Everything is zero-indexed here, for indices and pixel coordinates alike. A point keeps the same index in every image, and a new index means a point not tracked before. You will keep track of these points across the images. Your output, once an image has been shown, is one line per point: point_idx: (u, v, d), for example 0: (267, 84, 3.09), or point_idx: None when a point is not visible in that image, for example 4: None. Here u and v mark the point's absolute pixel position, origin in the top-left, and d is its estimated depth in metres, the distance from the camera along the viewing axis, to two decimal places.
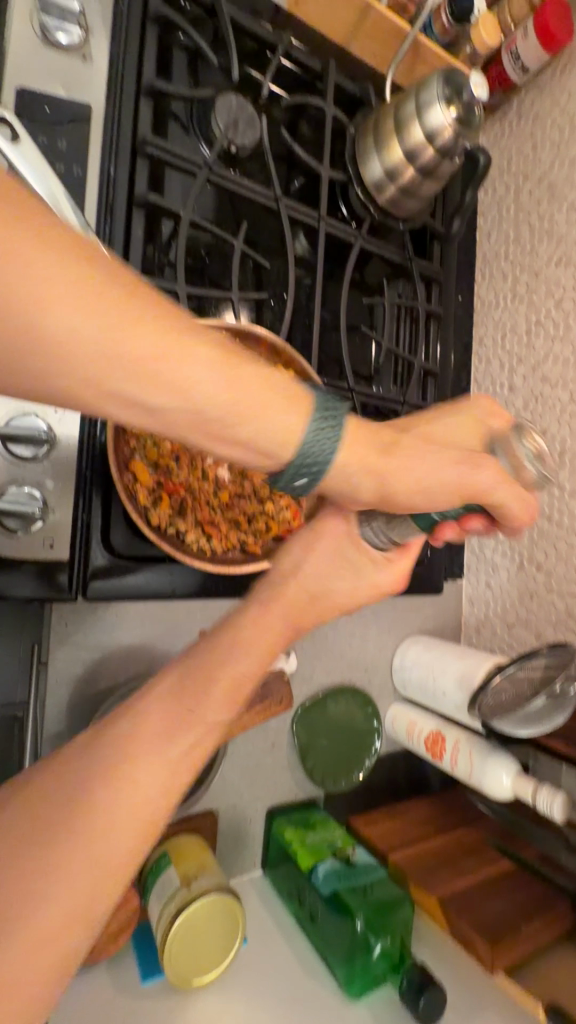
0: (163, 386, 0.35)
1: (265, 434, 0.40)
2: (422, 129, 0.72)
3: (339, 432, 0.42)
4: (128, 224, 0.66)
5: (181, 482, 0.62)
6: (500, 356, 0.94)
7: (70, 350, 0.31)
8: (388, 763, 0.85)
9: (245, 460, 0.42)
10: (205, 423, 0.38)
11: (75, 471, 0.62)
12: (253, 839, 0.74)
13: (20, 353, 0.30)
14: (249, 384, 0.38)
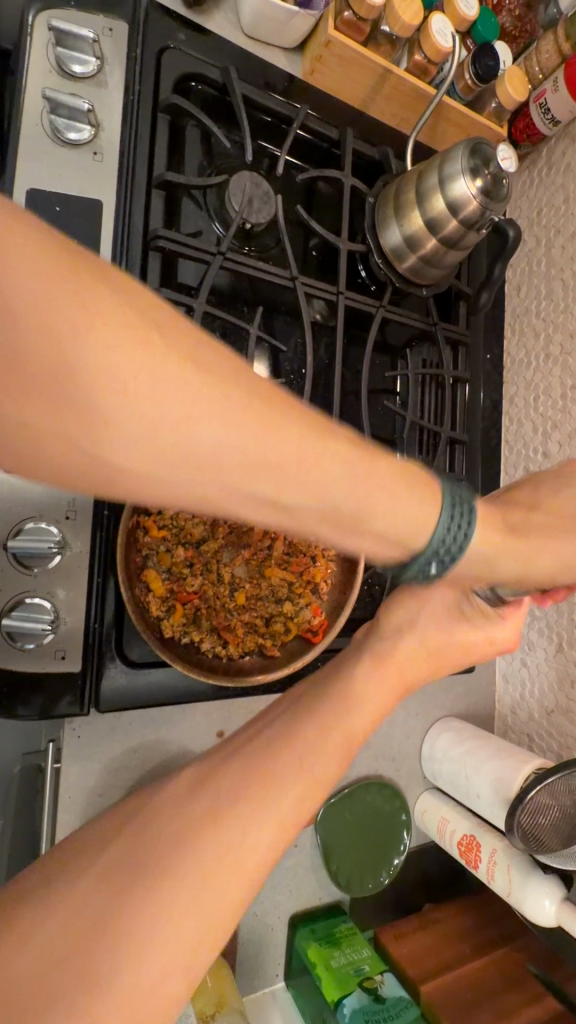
0: (298, 491, 0.36)
1: (403, 522, 0.43)
2: (445, 201, 0.68)
3: (470, 521, 0.47)
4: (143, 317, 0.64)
5: (195, 590, 0.59)
6: (533, 419, 0.89)
7: (206, 451, 0.31)
8: (419, 861, 0.80)
9: (385, 551, 0.46)
10: (343, 520, 0.40)
11: (88, 577, 0.60)
12: (275, 949, 0.70)
13: (140, 453, 0.30)
14: (400, 492, 0.42)
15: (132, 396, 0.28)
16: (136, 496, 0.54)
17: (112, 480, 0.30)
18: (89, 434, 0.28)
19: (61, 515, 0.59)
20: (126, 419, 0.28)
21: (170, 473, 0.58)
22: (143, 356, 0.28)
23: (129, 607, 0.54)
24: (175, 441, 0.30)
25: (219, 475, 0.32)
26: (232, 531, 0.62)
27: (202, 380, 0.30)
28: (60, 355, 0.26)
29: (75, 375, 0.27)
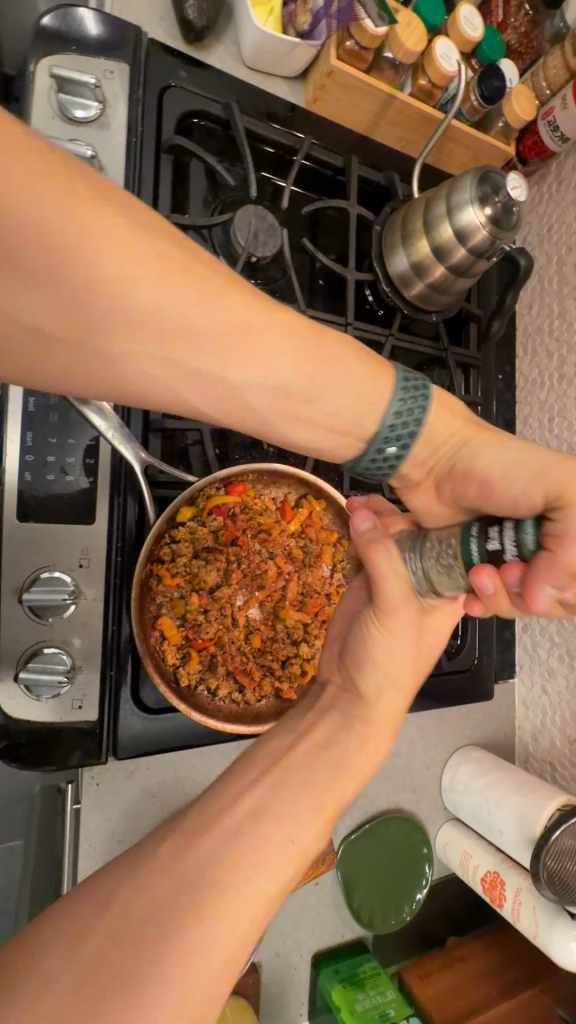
0: (247, 365, 0.42)
1: (356, 413, 0.49)
2: (453, 230, 0.67)
3: (423, 399, 0.50)
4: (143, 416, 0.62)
5: (210, 637, 0.59)
6: (548, 441, 0.87)
7: (195, 341, 0.39)
8: (441, 894, 0.79)
9: (343, 444, 0.51)
10: (290, 395, 0.46)
11: (102, 625, 0.60)
12: (298, 989, 0.70)
13: (122, 325, 0.36)
14: (351, 369, 0.47)
15: (150, 303, 0.36)
16: (149, 546, 0.54)
17: (107, 352, 0.37)
18: (114, 328, 0.36)
19: (75, 563, 0.59)
20: (141, 307, 0.36)
21: (183, 517, 0.58)
22: (125, 248, 0.34)
23: (145, 659, 0.54)
24: (155, 311, 0.36)
25: (213, 344, 0.40)
26: (245, 573, 0.61)
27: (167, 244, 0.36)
28: (83, 250, 0.32)
29: (81, 257, 0.33)
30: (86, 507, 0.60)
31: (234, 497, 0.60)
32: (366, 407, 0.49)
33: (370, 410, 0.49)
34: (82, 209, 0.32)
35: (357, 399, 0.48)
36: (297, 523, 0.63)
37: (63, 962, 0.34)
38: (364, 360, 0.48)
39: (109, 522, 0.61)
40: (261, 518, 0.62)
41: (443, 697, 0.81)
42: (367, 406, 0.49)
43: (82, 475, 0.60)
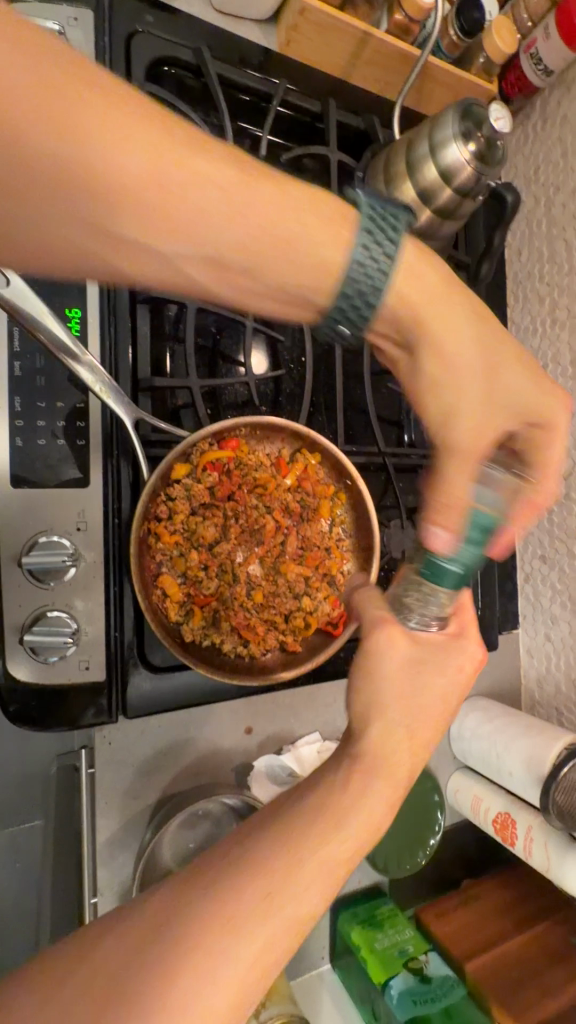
0: (251, 240, 0.36)
1: (319, 262, 0.39)
2: (437, 169, 0.65)
3: (390, 249, 0.40)
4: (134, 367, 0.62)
5: (212, 591, 0.59)
6: (542, 388, 0.86)
7: (188, 219, 0.34)
8: (454, 838, 0.81)
9: (308, 296, 0.41)
10: (258, 256, 0.37)
11: (103, 589, 0.60)
12: (318, 933, 0.71)
13: (119, 221, 0.33)
14: (305, 216, 0.38)
15: (145, 174, 0.32)
16: (144, 502, 0.53)
17: (115, 245, 0.34)
18: (106, 210, 0.32)
19: (73, 527, 0.59)
20: (134, 186, 0.32)
21: (177, 474, 0.57)
22: (121, 120, 0.31)
23: (148, 614, 0.54)
24: (149, 184, 0.32)
25: (209, 223, 0.35)
26: (244, 528, 0.61)
27: (178, 130, 0.33)
28: (69, 129, 0.29)
29: (107, 160, 0.31)
30: (80, 469, 0.60)
31: (228, 451, 0.59)
32: (320, 260, 0.39)
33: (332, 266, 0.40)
34: (77, 94, 0.29)
35: (314, 240, 0.38)
36: (292, 477, 0.63)
37: (82, 981, 0.33)
38: (316, 206, 0.39)
39: (105, 485, 0.61)
40: (256, 473, 0.61)
41: None
42: (322, 275, 0.40)
43: (74, 438, 0.59)
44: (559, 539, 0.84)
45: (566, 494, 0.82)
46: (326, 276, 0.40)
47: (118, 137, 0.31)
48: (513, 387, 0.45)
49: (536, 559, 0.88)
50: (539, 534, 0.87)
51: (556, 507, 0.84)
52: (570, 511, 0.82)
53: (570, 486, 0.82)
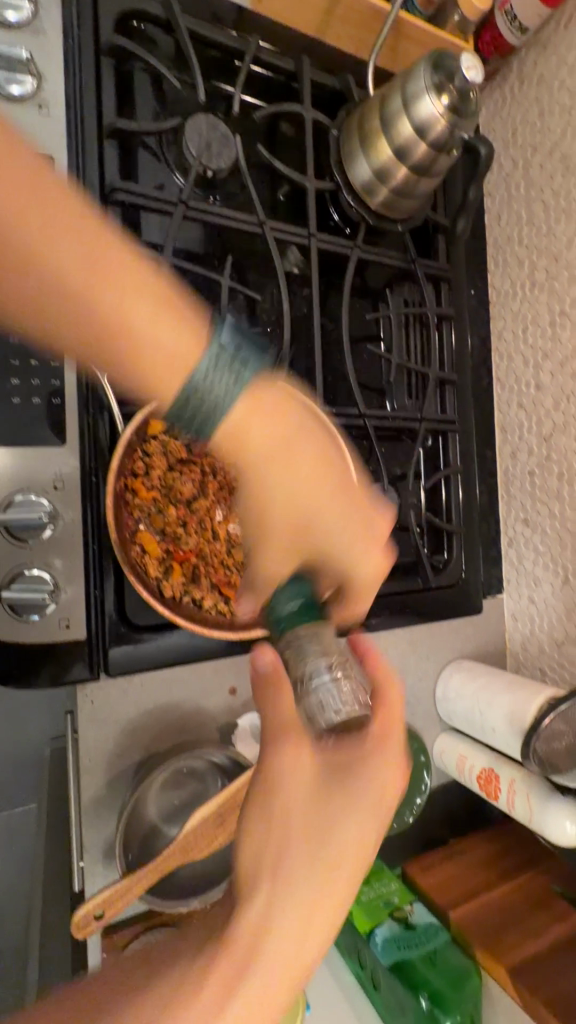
0: (145, 352, 0.41)
1: (180, 379, 0.43)
2: (411, 123, 0.65)
3: (231, 369, 0.44)
4: None
5: (191, 548, 0.59)
6: (523, 351, 0.86)
7: (95, 324, 0.39)
8: (440, 798, 0.82)
9: (158, 387, 0.43)
10: (149, 358, 0.41)
11: (82, 547, 0.60)
12: None
13: (34, 301, 0.38)
14: (179, 341, 0.42)
15: (73, 281, 0.37)
16: (119, 455, 0.53)
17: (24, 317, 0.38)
18: (27, 293, 0.37)
19: (49, 486, 0.59)
20: (60, 283, 0.37)
21: (154, 429, 0.57)
22: (65, 216, 0.37)
23: (125, 567, 0.54)
24: (70, 288, 0.37)
25: (120, 330, 0.39)
26: (222, 485, 0.61)
27: (123, 260, 0.39)
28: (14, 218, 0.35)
29: (44, 258, 0.36)
30: (56, 428, 0.59)
31: None
32: (173, 372, 0.43)
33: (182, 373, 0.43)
34: (37, 204, 0.36)
35: (167, 351, 0.42)
36: None
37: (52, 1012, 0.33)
38: (186, 335, 0.43)
39: (82, 445, 0.61)
40: None
41: (431, 612, 0.82)
42: (170, 374, 0.43)
43: (49, 396, 0.59)
44: (541, 502, 0.84)
45: (547, 457, 0.83)
46: (175, 371, 0.43)
47: (55, 234, 0.36)
48: (319, 513, 0.51)
49: (518, 524, 0.88)
50: (521, 499, 0.87)
51: (537, 471, 0.84)
52: (551, 474, 0.82)
53: (550, 448, 0.82)
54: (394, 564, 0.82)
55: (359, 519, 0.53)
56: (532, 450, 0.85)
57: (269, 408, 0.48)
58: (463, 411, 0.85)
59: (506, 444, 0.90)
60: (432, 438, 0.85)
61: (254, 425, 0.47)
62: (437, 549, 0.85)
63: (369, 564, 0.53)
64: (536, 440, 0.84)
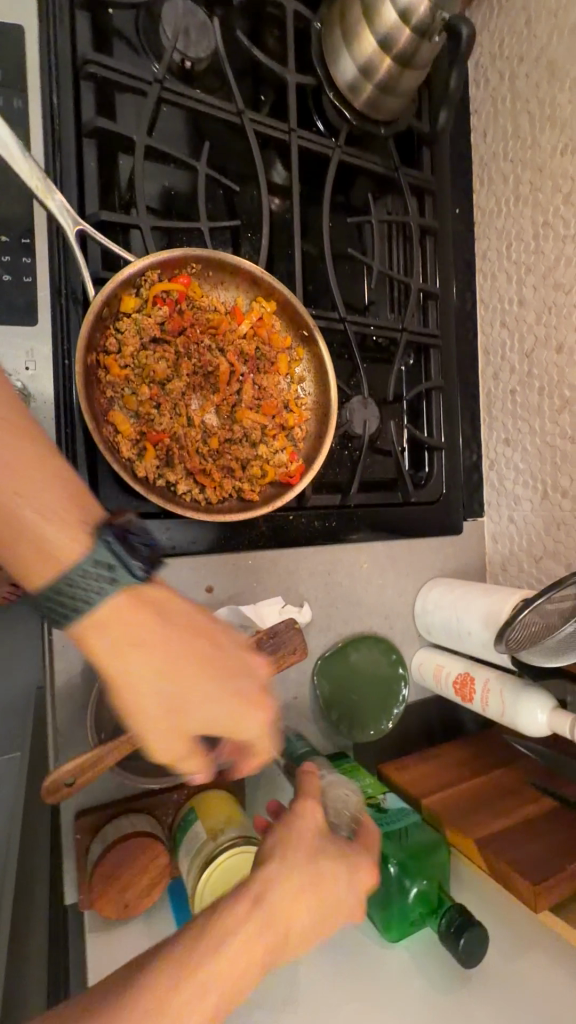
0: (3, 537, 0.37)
1: (50, 556, 0.39)
2: (395, 9, 0.64)
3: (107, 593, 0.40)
4: (81, 204, 0.60)
5: (165, 429, 0.58)
6: (506, 269, 0.86)
7: None
8: (418, 710, 0.82)
9: (23, 563, 0.39)
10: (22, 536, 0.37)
11: (54, 429, 0.59)
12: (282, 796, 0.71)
13: None
14: (49, 483, 0.38)
15: None
16: (89, 323, 0.52)
17: None
18: None
19: (21, 365, 0.58)
20: None
21: (127, 306, 0.56)
22: None
23: (96, 440, 0.53)
24: None
25: None
26: (197, 371, 0.60)
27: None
28: None
29: None
30: (28, 306, 0.58)
31: (178, 287, 0.58)
32: (50, 537, 0.38)
33: (64, 531, 0.39)
34: None
35: (43, 507, 0.38)
36: (247, 324, 0.63)
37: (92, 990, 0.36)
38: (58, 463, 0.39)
39: (55, 326, 0.60)
40: (209, 316, 0.61)
41: (411, 527, 0.83)
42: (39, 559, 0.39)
43: (21, 272, 0.58)
44: (522, 420, 0.84)
45: (528, 374, 0.83)
46: (40, 562, 0.39)
47: None
48: (202, 707, 0.44)
49: (500, 445, 0.89)
50: (503, 419, 0.88)
51: (519, 389, 0.85)
52: (532, 390, 0.82)
53: (532, 363, 0.82)
54: (374, 478, 0.82)
55: (239, 690, 0.45)
56: (514, 369, 0.85)
57: (168, 616, 0.43)
58: (446, 329, 0.84)
59: (489, 366, 0.90)
60: (414, 355, 0.85)
61: (142, 657, 0.41)
62: (418, 466, 0.85)
63: (253, 723, 0.46)
64: (518, 357, 0.84)
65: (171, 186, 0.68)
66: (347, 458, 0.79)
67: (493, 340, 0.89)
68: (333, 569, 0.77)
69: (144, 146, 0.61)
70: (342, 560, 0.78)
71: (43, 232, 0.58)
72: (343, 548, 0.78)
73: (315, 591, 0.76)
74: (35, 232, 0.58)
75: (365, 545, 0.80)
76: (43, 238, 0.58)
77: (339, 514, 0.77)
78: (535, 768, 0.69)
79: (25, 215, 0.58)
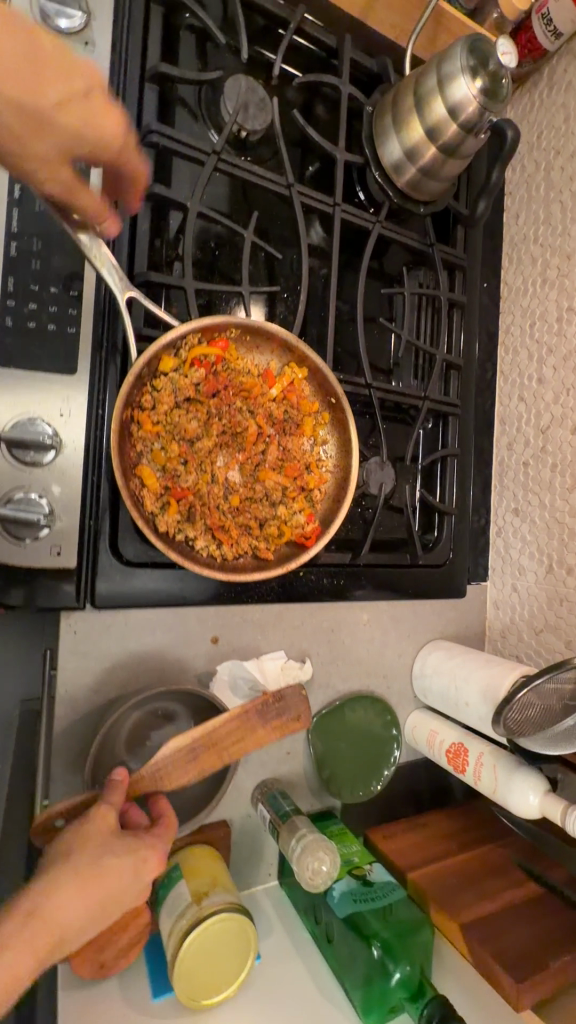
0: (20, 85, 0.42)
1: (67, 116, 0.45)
2: (444, 104, 0.67)
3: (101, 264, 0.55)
4: (131, 258, 0.63)
5: (189, 486, 0.59)
6: (528, 346, 0.89)
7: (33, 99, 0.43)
8: (408, 773, 0.82)
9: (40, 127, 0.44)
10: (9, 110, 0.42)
11: (82, 475, 0.61)
12: (267, 855, 0.71)
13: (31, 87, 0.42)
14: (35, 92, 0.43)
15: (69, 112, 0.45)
16: (130, 382, 0.54)
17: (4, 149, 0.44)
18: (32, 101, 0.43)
19: (56, 412, 0.60)
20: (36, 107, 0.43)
21: (165, 366, 0.58)
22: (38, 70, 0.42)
23: (125, 495, 0.54)
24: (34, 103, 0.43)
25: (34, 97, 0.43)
26: (226, 431, 0.62)
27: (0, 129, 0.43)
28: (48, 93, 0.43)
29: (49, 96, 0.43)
30: (68, 356, 0.60)
31: (216, 350, 0.60)
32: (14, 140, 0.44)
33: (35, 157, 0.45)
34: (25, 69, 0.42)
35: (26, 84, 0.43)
36: (278, 388, 0.65)
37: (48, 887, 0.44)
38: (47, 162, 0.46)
39: (92, 377, 0.62)
40: (243, 379, 0.63)
41: (417, 588, 0.83)
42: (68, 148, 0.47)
43: (65, 323, 0.60)
44: (532, 493, 0.86)
45: (542, 448, 0.85)
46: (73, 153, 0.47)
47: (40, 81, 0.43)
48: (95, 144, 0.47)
49: (508, 514, 0.90)
50: (514, 489, 0.90)
51: (531, 462, 0.87)
52: (545, 465, 0.84)
53: (546, 439, 0.84)
54: (384, 538, 0.83)
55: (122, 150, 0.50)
56: (528, 442, 0.87)
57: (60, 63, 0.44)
58: (466, 398, 0.87)
59: (504, 435, 0.92)
60: (433, 421, 0.87)
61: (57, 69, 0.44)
62: (428, 529, 0.87)
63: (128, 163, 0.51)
64: (533, 432, 0.87)
65: (214, 246, 0.71)
66: (359, 517, 0.81)
67: (509, 412, 0.91)
68: (336, 627, 0.78)
69: (197, 207, 0.64)
70: (346, 617, 0.79)
71: (91, 286, 0.61)
72: (348, 605, 0.79)
73: (317, 647, 0.77)
74: (83, 283, 0.60)
75: (370, 603, 0.81)
76: (90, 291, 0.61)
77: (348, 571, 0.78)
78: (522, 849, 0.69)
79: (76, 270, 0.60)
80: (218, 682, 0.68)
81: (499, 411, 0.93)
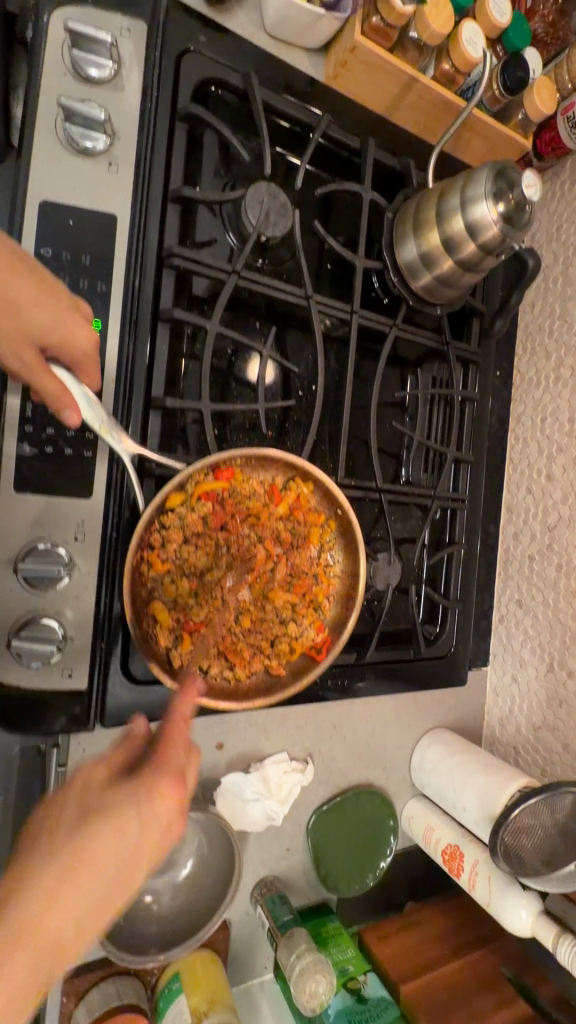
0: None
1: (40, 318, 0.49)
2: (465, 223, 0.67)
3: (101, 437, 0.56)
4: (148, 379, 0.63)
5: (201, 618, 0.61)
6: (539, 440, 0.89)
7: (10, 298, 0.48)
8: (403, 862, 0.84)
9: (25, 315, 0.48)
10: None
11: (95, 597, 0.61)
12: (263, 952, 0.73)
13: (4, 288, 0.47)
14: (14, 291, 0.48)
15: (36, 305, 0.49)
16: (140, 533, 0.54)
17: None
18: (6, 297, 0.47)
19: (70, 536, 0.60)
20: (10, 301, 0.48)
21: (172, 504, 0.59)
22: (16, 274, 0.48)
23: (139, 642, 0.56)
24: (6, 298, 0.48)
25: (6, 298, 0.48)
26: (234, 557, 0.63)
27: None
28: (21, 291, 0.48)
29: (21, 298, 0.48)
30: (84, 481, 0.60)
31: (222, 482, 0.60)
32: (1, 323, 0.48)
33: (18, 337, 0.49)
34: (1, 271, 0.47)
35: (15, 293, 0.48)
36: (284, 507, 0.65)
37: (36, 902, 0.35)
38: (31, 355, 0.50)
39: (107, 499, 0.62)
40: (248, 504, 0.63)
41: (419, 681, 0.85)
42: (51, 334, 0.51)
43: (82, 448, 0.60)
44: (537, 588, 0.87)
45: (548, 546, 0.86)
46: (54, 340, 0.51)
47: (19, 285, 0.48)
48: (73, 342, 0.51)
49: (512, 604, 0.91)
50: (518, 579, 0.90)
51: (537, 557, 0.87)
52: (550, 563, 0.85)
53: (553, 537, 0.85)
54: (388, 632, 0.84)
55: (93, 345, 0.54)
56: (535, 536, 0.88)
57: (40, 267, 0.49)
58: (474, 491, 0.87)
59: (510, 524, 0.93)
60: (441, 513, 0.87)
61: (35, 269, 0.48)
62: (432, 620, 0.88)
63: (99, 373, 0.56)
64: (540, 527, 0.87)
65: (230, 353, 0.71)
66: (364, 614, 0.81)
67: (517, 501, 0.92)
68: (338, 723, 0.80)
69: (214, 328, 0.64)
70: (348, 713, 0.80)
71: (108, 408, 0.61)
72: (350, 702, 0.80)
73: (319, 745, 0.78)
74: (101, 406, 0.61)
75: (372, 699, 0.82)
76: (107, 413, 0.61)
77: (352, 670, 0.78)
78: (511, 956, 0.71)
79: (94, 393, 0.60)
80: (222, 788, 0.69)
81: (507, 498, 0.94)
